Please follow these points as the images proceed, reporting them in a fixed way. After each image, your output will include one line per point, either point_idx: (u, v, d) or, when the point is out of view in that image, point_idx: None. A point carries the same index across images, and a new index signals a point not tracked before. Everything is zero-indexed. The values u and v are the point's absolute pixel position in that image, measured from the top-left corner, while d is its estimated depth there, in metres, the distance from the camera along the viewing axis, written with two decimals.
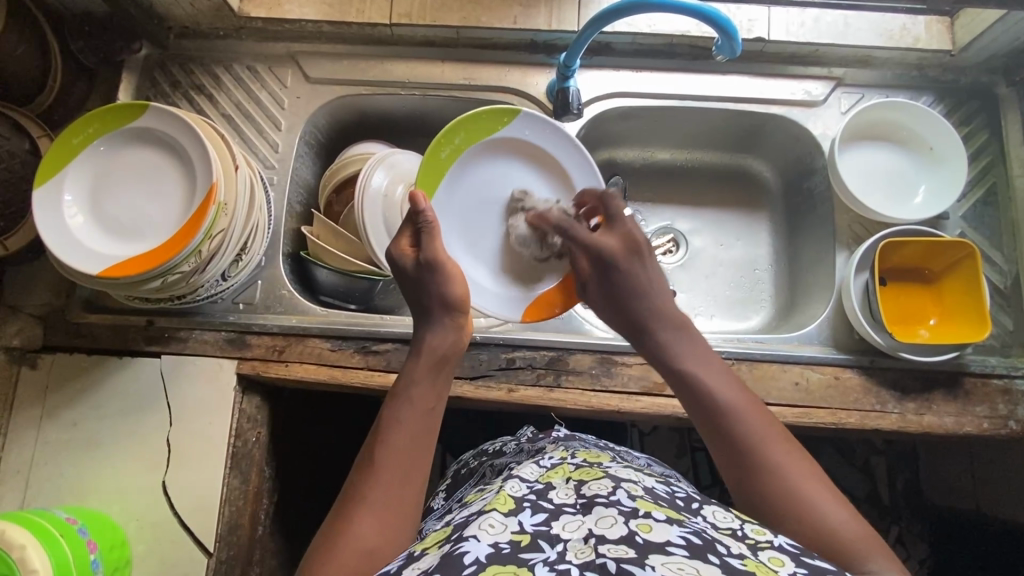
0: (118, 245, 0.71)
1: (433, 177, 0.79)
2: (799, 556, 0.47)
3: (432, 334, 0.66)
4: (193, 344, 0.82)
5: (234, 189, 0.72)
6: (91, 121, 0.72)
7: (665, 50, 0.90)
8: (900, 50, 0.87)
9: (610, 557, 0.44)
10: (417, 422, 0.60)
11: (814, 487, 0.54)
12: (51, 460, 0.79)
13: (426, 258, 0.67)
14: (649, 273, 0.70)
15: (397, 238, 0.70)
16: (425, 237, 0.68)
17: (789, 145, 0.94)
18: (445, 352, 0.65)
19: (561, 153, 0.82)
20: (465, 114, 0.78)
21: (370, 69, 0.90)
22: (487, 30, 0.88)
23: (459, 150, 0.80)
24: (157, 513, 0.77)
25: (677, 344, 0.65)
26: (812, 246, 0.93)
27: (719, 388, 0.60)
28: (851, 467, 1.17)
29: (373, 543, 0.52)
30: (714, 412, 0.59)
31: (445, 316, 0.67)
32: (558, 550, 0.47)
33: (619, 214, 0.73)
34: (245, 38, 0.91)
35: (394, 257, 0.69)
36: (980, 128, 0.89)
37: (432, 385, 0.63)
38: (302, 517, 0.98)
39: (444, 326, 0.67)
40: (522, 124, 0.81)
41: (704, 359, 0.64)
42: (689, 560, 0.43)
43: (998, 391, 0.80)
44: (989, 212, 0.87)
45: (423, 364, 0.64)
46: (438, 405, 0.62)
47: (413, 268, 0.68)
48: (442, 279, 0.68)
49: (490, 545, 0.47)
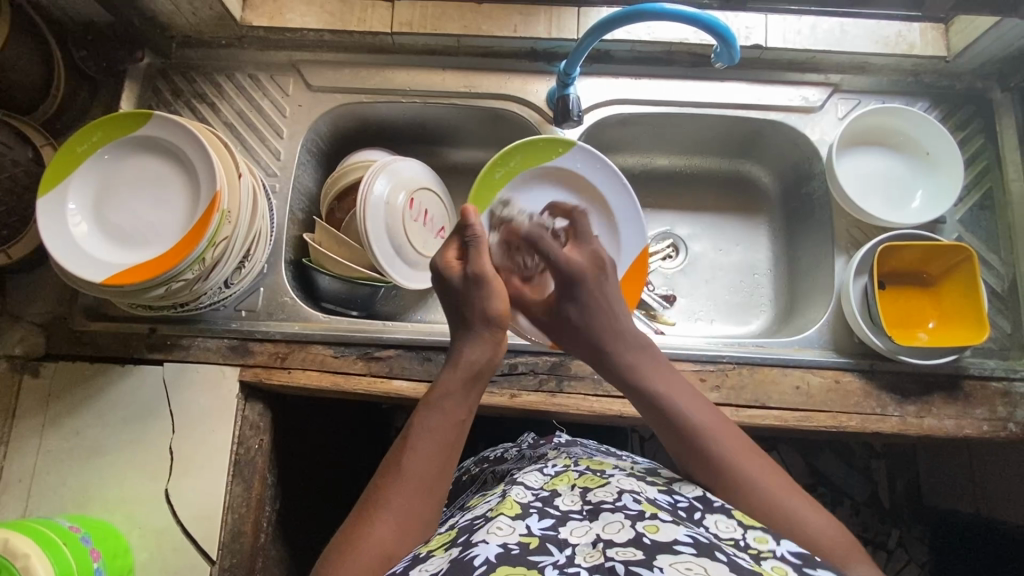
0: (123, 253, 0.71)
1: (484, 194, 0.84)
2: (802, 568, 0.47)
3: (468, 346, 0.65)
4: (195, 351, 0.82)
5: (238, 197, 0.72)
6: (95, 130, 0.73)
7: (663, 57, 0.90)
8: (896, 57, 0.88)
9: (619, 560, 0.44)
10: (446, 432, 0.60)
11: (791, 496, 0.56)
12: (53, 469, 0.78)
13: (471, 272, 0.65)
14: (610, 287, 0.69)
15: (443, 249, 0.68)
16: (472, 249, 0.66)
17: (786, 150, 0.95)
18: (479, 367, 0.64)
19: (608, 188, 0.85)
20: (523, 139, 0.83)
21: (371, 77, 0.91)
22: (487, 38, 0.89)
23: (512, 173, 0.85)
24: (160, 521, 0.77)
25: (633, 359, 0.66)
26: (811, 251, 0.93)
27: (680, 403, 0.62)
28: (851, 471, 1.17)
29: (391, 547, 0.53)
30: (677, 429, 0.60)
31: (486, 331, 0.65)
32: (567, 553, 0.47)
33: (589, 234, 0.74)
34: (246, 47, 0.92)
35: (440, 267, 0.67)
36: (975, 133, 0.90)
37: (463, 399, 0.62)
38: (304, 525, 0.97)
39: (483, 338, 0.65)
40: (575, 156, 0.85)
41: (659, 372, 0.65)
42: (697, 558, 0.44)
43: (997, 394, 0.81)
44: (985, 216, 0.88)
45: (456, 378, 0.63)
46: (466, 420, 0.62)
47: (460, 280, 0.66)
48: (483, 294, 0.65)
49: (500, 546, 0.47)
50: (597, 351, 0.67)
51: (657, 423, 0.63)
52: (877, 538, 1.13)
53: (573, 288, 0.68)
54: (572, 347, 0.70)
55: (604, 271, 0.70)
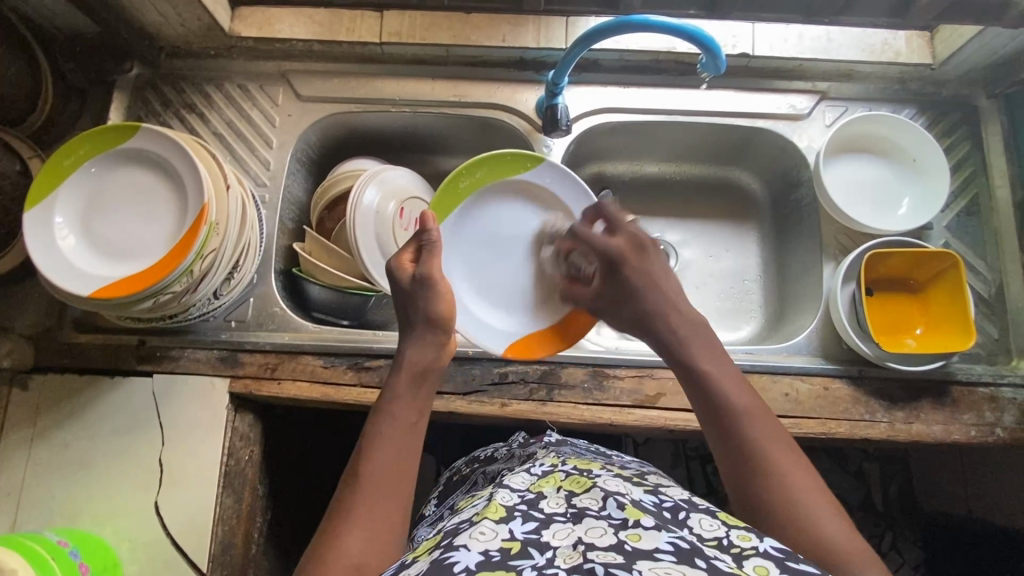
0: (111, 265, 0.71)
1: (448, 203, 0.83)
2: (785, 560, 0.47)
3: (412, 349, 0.66)
4: (185, 362, 0.82)
5: (225, 210, 0.72)
6: (82, 143, 0.72)
7: (652, 66, 0.91)
8: (882, 64, 0.89)
9: (599, 562, 0.45)
10: (401, 435, 0.60)
11: (825, 511, 0.54)
12: (42, 482, 0.78)
13: (420, 275, 0.67)
14: (653, 268, 0.73)
15: (398, 253, 0.71)
16: (426, 255, 0.69)
17: (775, 157, 0.95)
18: (424, 368, 0.65)
19: (573, 205, 0.85)
20: (487, 154, 0.82)
21: (360, 86, 0.91)
22: (476, 48, 0.89)
23: (478, 183, 0.84)
24: (150, 533, 0.77)
25: (684, 334, 0.67)
26: (800, 257, 0.94)
27: (724, 385, 0.62)
28: (844, 474, 1.17)
29: (361, 558, 0.52)
30: (722, 416, 0.60)
31: (429, 333, 0.67)
32: (547, 556, 0.47)
33: (620, 217, 0.77)
34: (236, 57, 0.92)
35: (394, 269, 0.69)
36: (961, 139, 0.91)
37: (414, 400, 0.63)
38: (295, 533, 0.97)
39: (426, 339, 0.67)
40: (541, 171, 0.84)
41: (709, 351, 0.66)
42: (676, 565, 0.44)
43: (984, 399, 0.81)
44: (972, 222, 0.88)
45: (402, 379, 0.64)
46: (419, 420, 0.63)
47: (409, 282, 0.68)
48: (429, 298, 0.68)
49: (481, 553, 0.47)
50: (644, 331, 0.71)
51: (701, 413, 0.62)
52: (870, 540, 1.14)
53: (620, 266, 0.74)
54: (623, 325, 0.74)
55: (650, 248, 0.75)
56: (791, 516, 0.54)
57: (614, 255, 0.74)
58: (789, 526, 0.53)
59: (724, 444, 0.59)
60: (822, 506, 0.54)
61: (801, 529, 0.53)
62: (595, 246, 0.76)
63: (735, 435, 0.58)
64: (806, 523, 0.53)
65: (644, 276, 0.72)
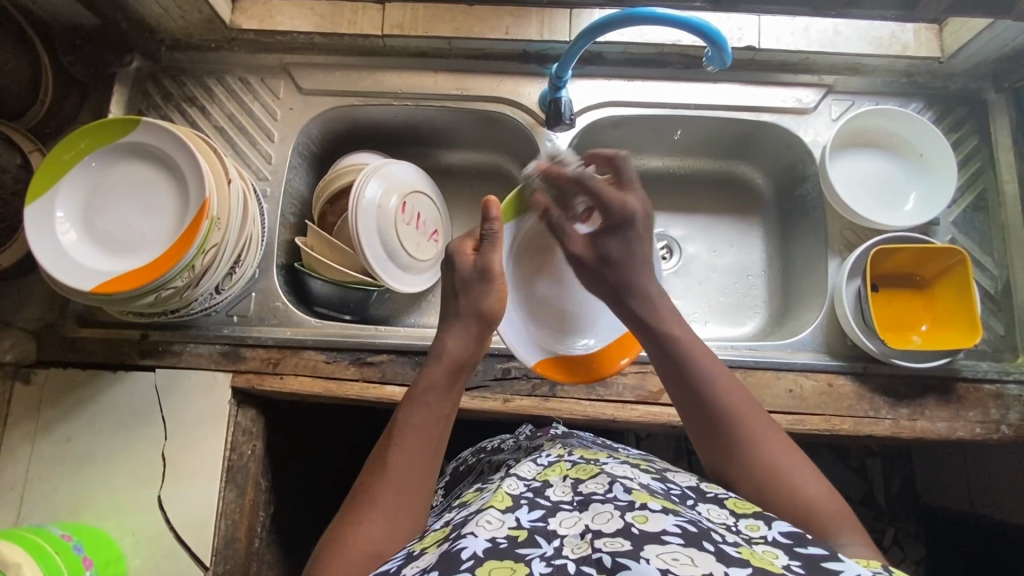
0: (112, 258, 0.71)
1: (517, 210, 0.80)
2: (793, 546, 0.47)
3: (452, 340, 0.66)
4: (187, 357, 0.82)
5: (227, 204, 0.72)
6: (83, 136, 0.72)
7: (656, 59, 0.90)
8: (889, 58, 0.88)
9: (607, 551, 0.44)
10: (431, 427, 0.61)
11: (811, 477, 0.55)
12: (46, 476, 0.78)
13: (483, 266, 0.67)
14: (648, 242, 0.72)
15: (461, 239, 0.71)
16: (487, 244, 0.68)
17: (780, 152, 0.94)
18: (463, 361, 0.65)
19: None
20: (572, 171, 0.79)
21: (362, 79, 0.90)
22: (479, 40, 0.88)
23: None
24: (154, 527, 0.77)
25: (656, 304, 0.68)
26: (805, 253, 0.93)
27: (700, 360, 0.63)
28: (846, 469, 1.17)
29: (381, 546, 0.53)
30: (698, 398, 0.60)
31: (477, 326, 0.67)
32: (554, 545, 0.47)
33: (631, 178, 0.72)
34: (236, 49, 0.91)
35: (455, 253, 0.69)
36: (969, 134, 0.90)
37: (449, 394, 0.64)
38: (298, 527, 0.97)
39: (467, 333, 0.67)
40: None
41: (676, 322, 0.67)
42: (684, 548, 0.44)
43: (990, 396, 0.81)
44: (978, 218, 0.87)
45: (440, 371, 0.64)
46: (450, 413, 0.63)
47: (469, 271, 0.68)
48: (482, 291, 0.68)
49: (488, 540, 0.47)
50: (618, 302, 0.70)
51: (675, 394, 0.63)
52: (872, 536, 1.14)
53: (621, 233, 0.71)
54: (598, 287, 0.72)
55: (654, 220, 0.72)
56: (781, 489, 0.55)
57: (624, 219, 0.71)
58: (775, 497, 0.55)
59: (706, 427, 0.60)
60: (806, 473, 0.56)
61: (786, 498, 0.54)
62: (602, 202, 0.71)
63: (714, 414, 0.59)
64: (789, 492, 0.54)
65: (636, 247, 0.71)
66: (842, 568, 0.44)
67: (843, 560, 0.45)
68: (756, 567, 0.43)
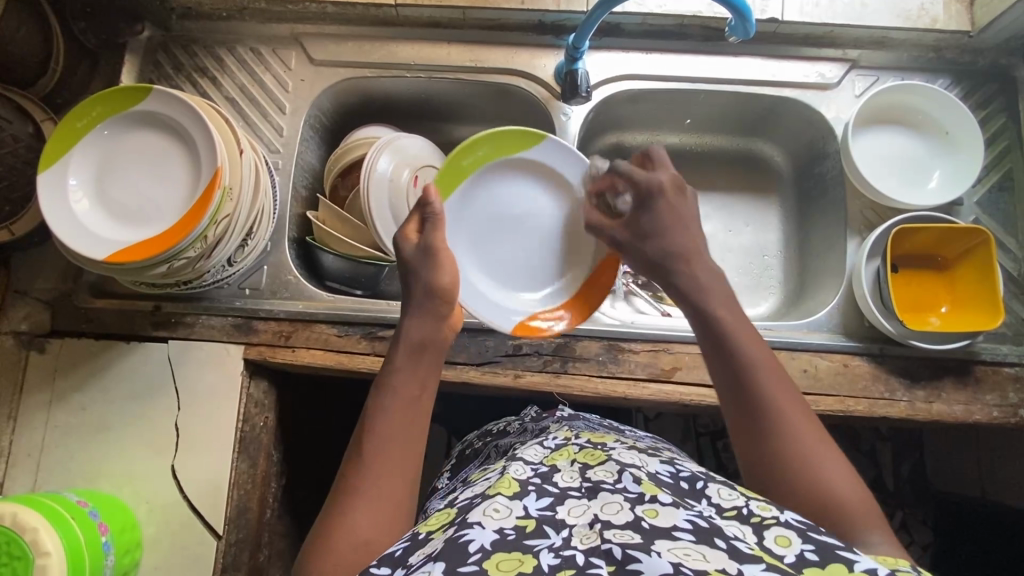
0: (122, 229, 0.70)
1: (451, 183, 0.80)
2: (807, 531, 0.46)
3: (412, 320, 0.65)
4: (199, 329, 0.82)
5: (238, 173, 0.71)
6: (93, 105, 0.71)
7: (676, 31, 0.88)
8: (918, 31, 0.85)
9: (616, 543, 0.44)
10: (405, 412, 0.59)
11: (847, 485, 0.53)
12: (61, 444, 0.79)
13: (428, 245, 0.67)
14: (687, 208, 0.70)
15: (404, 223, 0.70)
16: (428, 226, 0.68)
17: (800, 129, 0.92)
18: (421, 339, 0.64)
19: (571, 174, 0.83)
20: (491, 129, 0.79)
21: (374, 50, 0.89)
22: (495, 10, 0.86)
23: (480, 162, 0.81)
24: (167, 496, 0.78)
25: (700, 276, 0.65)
26: (823, 232, 0.91)
27: (742, 341, 0.59)
28: (855, 452, 1.16)
29: (368, 535, 0.52)
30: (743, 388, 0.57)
31: (429, 305, 0.66)
32: (563, 535, 0.47)
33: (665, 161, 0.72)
34: (248, 19, 0.90)
35: (399, 239, 0.69)
36: (997, 112, 0.87)
37: (415, 374, 0.62)
38: (309, 498, 0.98)
39: (426, 311, 0.65)
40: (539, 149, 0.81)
41: (727, 299, 0.63)
42: (695, 545, 0.44)
43: (1009, 379, 0.80)
44: (1004, 198, 0.85)
45: (400, 354, 0.63)
46: (424, 393, 0.61)
47: (412, 252, 0.67)
48: (430, 269, 0.66)
49: (496, 531, 0.47)
50: (661, 270, 0.68)
51: (719, 381, 0.59)
52: None
53: (653, 204, 0.70)
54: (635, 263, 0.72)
55: (685, 192, 0.71)
56: (814, 490, 0.52)
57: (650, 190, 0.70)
58: (804, 495, 0.52)
59: (744, 416, 0.57)
60: (840, 473, 0.53)
61: (817, 499, 0.52)
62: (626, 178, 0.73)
63: (757, 404, 0.56)
64: (823, 494, 0.52)
65: (672, 219, 0.69)
66: (857, 558, 0.43)
67: (856, 551, 0.44)
68: (768, 563, 0.42)
